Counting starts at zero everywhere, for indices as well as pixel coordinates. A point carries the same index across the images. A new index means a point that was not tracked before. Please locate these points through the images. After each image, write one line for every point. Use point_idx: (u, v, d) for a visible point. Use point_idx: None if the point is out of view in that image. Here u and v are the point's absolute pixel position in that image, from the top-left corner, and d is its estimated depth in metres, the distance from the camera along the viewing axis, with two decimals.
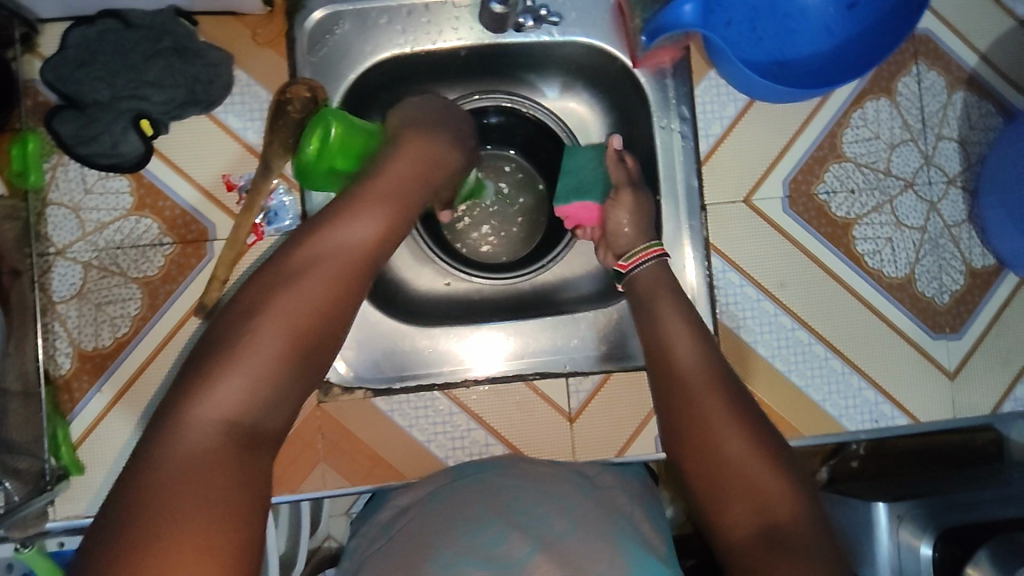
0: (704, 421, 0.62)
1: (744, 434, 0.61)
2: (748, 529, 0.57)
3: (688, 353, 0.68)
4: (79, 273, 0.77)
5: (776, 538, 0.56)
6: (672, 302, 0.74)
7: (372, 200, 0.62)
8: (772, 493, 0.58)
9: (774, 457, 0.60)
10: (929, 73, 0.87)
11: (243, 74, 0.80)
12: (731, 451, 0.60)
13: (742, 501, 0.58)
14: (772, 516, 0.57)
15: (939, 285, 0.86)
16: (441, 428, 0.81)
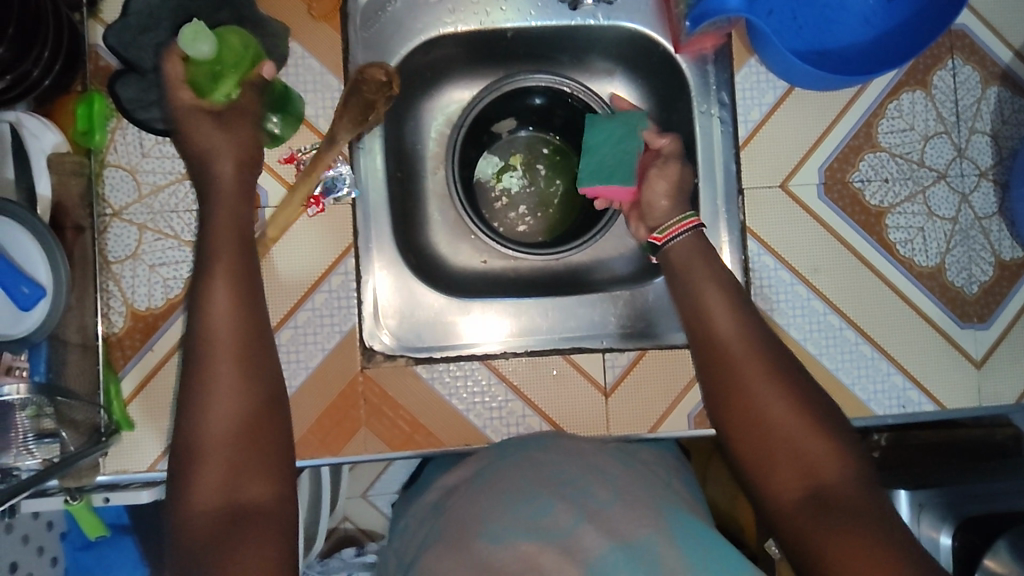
0: (744, 394, 0.65)
1: (787, 400, 0.64)
2: (795, 492, 0.60)
3: (726, 325, 0.70)
4: (135, 235, 0.79)
5: (825, 500, 0.59)
6: (705, 273, 0.74)
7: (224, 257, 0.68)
8: (819, 457, 0.61)
9: (818, 421, 0.63)
10: (964, 68, 0.89)
11: (297, 46, 0.82)
12: (775, 419, 0.63)
13: (789, 465, 0.61)
14: (821, 479, 0.60)
15: (968, 276, 0.88)
16: (480, 399, 0.83)
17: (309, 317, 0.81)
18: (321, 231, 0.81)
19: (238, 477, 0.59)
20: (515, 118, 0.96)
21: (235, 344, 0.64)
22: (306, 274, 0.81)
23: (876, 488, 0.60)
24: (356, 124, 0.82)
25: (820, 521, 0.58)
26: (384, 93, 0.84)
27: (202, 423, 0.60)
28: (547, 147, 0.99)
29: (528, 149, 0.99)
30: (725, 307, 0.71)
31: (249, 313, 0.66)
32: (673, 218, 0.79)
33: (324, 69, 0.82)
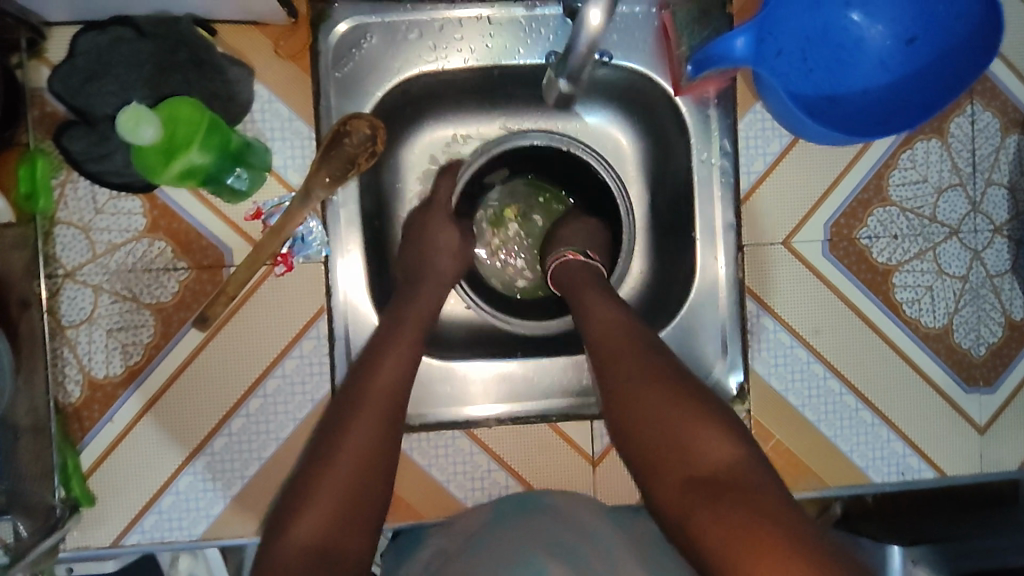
0: (631, 394, 0.63)
1: (670, 395, 0.62)
2: (683, 491, 0.57)
3: (607, 329, 0.68)
4: (90, 297, 0.74)
5: (714, 489, 0.56)
6: (591, 295, 0.73)
7: (375, 394, 0.64)
8: (709, 449, 0.58)
9: (704, 412, 0.61)
10: (984, 114, 0.83)
11: (264, 89, 0.74)
12: (658, 416, 0.61)
13: (676, 464, 0.59)
14: (711, 470, 0.57)
15: (976, 337, 0.84)
16: (462, 469, 0.79)
17: (280, 384, 0.76)
18: (292, 292, 0.76)
19: (339, 529, 0.57)
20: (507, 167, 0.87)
21: (392, 401, 0.65)
22: (276, 338, 0.76)
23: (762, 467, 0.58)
24: (336, 180, 0.75)
25: (713, 517, 0.54)
26: (369, 149, 0.76)
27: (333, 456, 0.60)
28: (539, 194, 0.90)
29: (522, 198, 0.90)
30: (605, 315, 0.70)
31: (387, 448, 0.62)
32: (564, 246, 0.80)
33: (292, 115, 0.75)
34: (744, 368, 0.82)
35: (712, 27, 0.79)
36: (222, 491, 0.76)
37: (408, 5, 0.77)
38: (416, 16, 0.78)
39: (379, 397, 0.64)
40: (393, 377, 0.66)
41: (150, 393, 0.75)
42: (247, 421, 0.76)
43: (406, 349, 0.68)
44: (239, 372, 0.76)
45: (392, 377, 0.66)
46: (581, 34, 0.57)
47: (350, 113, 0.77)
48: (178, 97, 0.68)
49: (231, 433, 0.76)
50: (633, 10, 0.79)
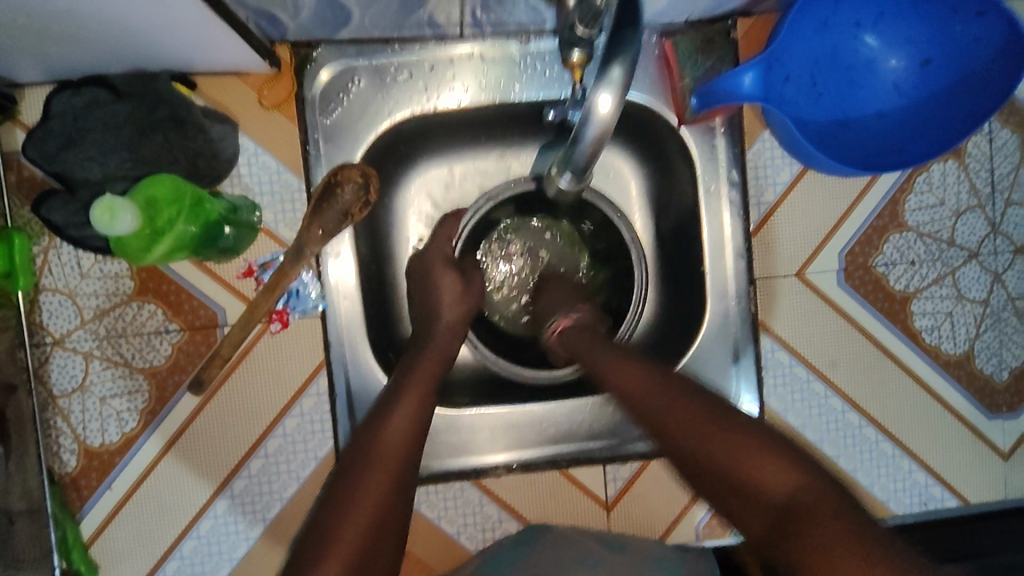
0: (686, 445, 0.57)
1: (727, 437, 0.56)
2: (767, 533, 0.52)
3: (631, 379, 0.63)
4: (81, 364, 0.71)
5: (795, 527, 0.50)
6: (605, 355, 0.66)
7: (386, 455, 0.57)
8: (780, 483, 0.52)
9: (760, 442, 0.55)
10: (1002, 131, 0.80)
11: (248, 141, 0.73)
12: (721, 465, 0.55)
13: (755, 508, 0.53)
14: (789, 504, 0.51)
15: (998, 362, 0.81)
16: (471, 520, 0.77)
17: (281, 444, 0.74)
18: (290, 349, 0.74)
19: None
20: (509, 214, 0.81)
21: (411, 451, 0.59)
22: (276, 397, 0.74)
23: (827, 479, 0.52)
24: (327, 235, 0.72)
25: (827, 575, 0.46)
26: (362, 199, 0.73)
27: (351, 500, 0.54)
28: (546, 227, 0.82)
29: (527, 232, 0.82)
30: (612, 360, 0.65)
31: (393, 520, 0.55)
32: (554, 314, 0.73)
33: (281, 166, 0.74)
34: (761, 404, 0.79)
35: (716, 56, 0.77)
36: (229, 555, 0.74)
37: (396, 46, 0.74)
38: (406, 57, 0.75)
39: (386, 464, 0.57)
40: (403, 436, 0.59)
41: (168, 434, 0.73)
42: (249, 482, 0.74)
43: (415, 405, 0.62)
44: (240, 430, 0.73)
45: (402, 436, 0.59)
46: (591, 125, 0.52)
47: (341, 161, 0.74)
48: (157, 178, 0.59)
49: (233, 495, 0.73)
50: None
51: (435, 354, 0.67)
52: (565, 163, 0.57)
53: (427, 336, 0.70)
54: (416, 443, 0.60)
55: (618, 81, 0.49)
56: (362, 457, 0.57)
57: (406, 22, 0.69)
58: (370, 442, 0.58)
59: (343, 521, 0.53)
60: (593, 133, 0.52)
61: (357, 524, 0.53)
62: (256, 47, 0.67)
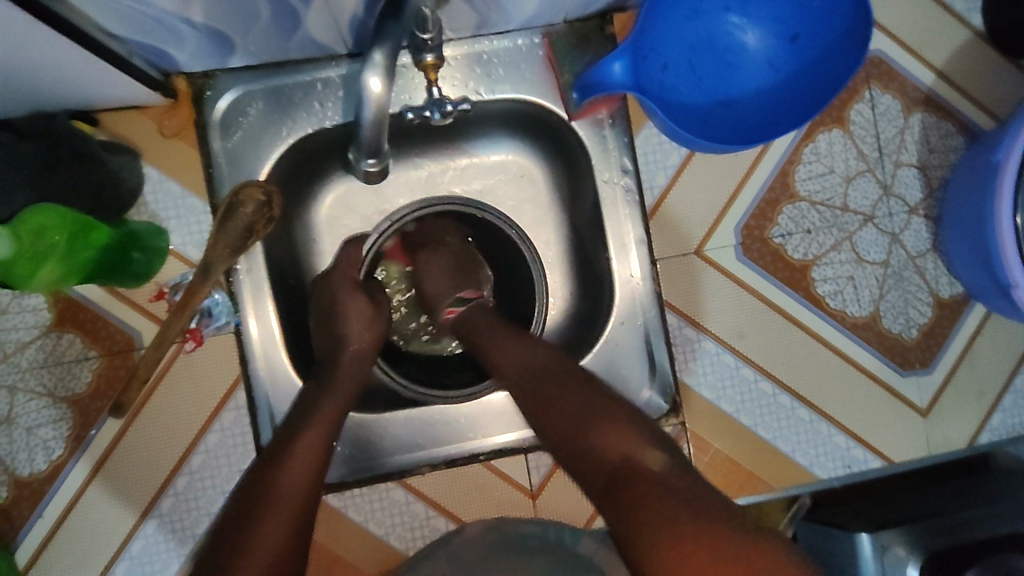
0: (540, 405, 0.63)
1: (575, 398, 0.62)
2: (598, 481, 0.58)
3: (505, 346, 0.70)
4: (5, 398, 0.74)
5: (629, 485, 0.55)
6: (486, 329, 0.74)
7: (285, 505, 0.57)
8: (619, 445, 0.58)
9: (606, 406, 0.61)
10: (883, 97, 0.83)
11: (153, 170, 0.77)
12: (567, 422, 0.61)
13: (590, 462, 0.59)
14: (622, 464, 0.57)
15: (906, 320, 0.83)
16: (399, 520, 0.79)
17: (204, 460, 0.76)
18: (208, 366, 0.77)
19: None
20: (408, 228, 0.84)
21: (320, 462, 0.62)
22: (197, 413, 0.76)
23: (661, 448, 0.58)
24: (234, 250, 0.75)
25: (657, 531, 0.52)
26: (265, 215, 0.76)
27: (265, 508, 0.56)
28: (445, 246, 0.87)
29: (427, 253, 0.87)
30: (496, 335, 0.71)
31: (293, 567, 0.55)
32: (444, 300, 0.81)
33: (184, 192, 0.77)
34: (673, 379, 0.81)
35: (594, 50, 0.80)
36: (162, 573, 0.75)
37: (289, 69, 0.77)
38: (300, 78, 0.77)
39: (284, 513, 0.57)
40: (304, 481, 0.59)
41: (95, 458, 0.75)
42: (176, 500, 0.76)
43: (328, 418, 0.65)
44: (165, 449, 0.76)
45: (300, 483, 0.59)
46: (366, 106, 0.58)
47: (243, 182, 0.76)
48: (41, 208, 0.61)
49: (162, 514, 0.75)
50: (517, 43, 0.79)
51: (345, 385, 0.69)
52: (358, 149, 0.64)
53: (336, 364, 0.71)
54: (317, 481, 0.60)
55: (382, 65, 0.55)
56: (257, 502, 0.57)
57: (289, 46, 0.72)
58: (267, 488, 0.58)
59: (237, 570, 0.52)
60: (370, 112, 0.58)
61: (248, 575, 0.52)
62: (147, 81, 0.70)
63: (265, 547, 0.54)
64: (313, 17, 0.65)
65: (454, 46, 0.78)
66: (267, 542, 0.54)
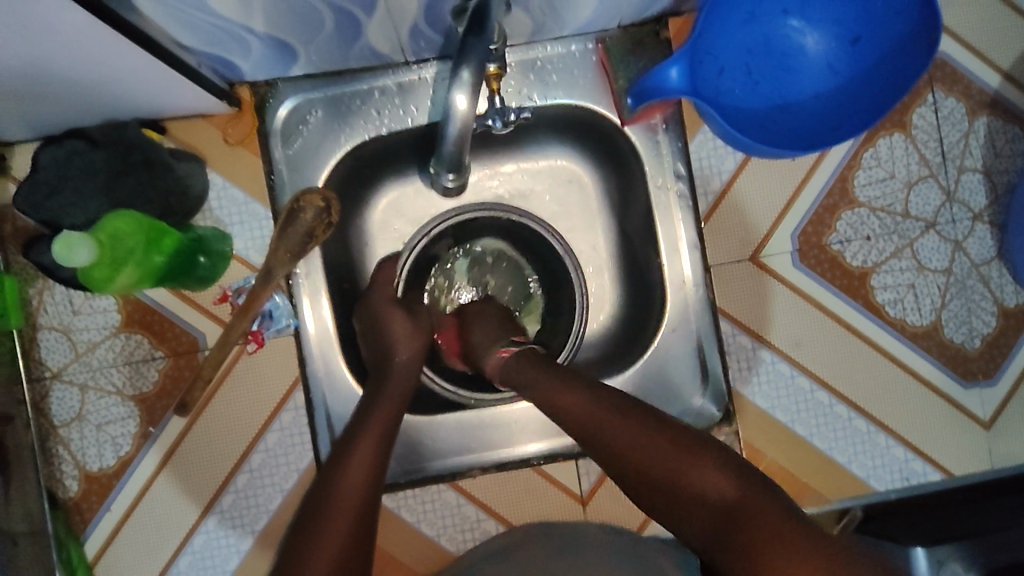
0: (627, 460, 0.58)
1: (667, 448, 0.57)
2: (711, 535, 0.53)
3: (568, 396, 0.63)
4: (77, 396, 0.77)
5: (742, 531, 0.50)
6: (543, 374, 0.66)
7: (347, 501, 0.58)
8: (717, 488, 0.53)
9: (701, 452, 0.56)
10: (947, 100, 0.81)
11: (218, 176, 0.78)
12: (661, 473, 0.56)
13: (693, 512, 0.54)
14: (727, 506, 0.52)
15: (969, 330, 0.81)
16: (451, 521, 0.80)
17: (264, 459, 0.78)
18: (267, 368, 0.79)
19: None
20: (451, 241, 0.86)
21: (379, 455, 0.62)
22: (256, 413, 0.78)
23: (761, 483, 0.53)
24: (296, 256, 0.76)
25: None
26: (324, 221, 0.77)
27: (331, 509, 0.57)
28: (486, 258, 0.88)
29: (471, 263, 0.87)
30: (550, 380, 0.65)
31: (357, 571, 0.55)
32: (492, 344, 0.74)
33: (247, 199, 0.79)
34: (727, 388, 0.80)
35: (647, 55, 0.80)
36: (222, 568, 0.78)
37: (347, 76, 0.78)
38: (357, 85, 0.79)
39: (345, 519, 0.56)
40: (363, 484, 0.59)
41: (160, 455, 0.77)
42: (236, 497, 0.78)
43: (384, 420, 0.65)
44: (227, 446, 0.78)
45: (361, 482, 0.59)
46: (453, 122, 0.60)
47: (303, 188, 0.78)
48: (115, 215, 0.64)
49: (223, 510, 0.78)
50: (571, 48, 0.80)
51: (397, 390, 0.70)
52: (440, 163, 0.67)
53: (386, 373, 0.72)
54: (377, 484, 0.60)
55: (469, 83, 0.56)
56: (320, 507, 0.57)
57: (349, 55, 0.74)
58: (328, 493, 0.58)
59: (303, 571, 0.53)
60: (456, 127, 0.60)
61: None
62: (212, 90, 0.73)
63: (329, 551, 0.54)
64: (375, 28, 0.67)
65: (509, 52, 0.79)
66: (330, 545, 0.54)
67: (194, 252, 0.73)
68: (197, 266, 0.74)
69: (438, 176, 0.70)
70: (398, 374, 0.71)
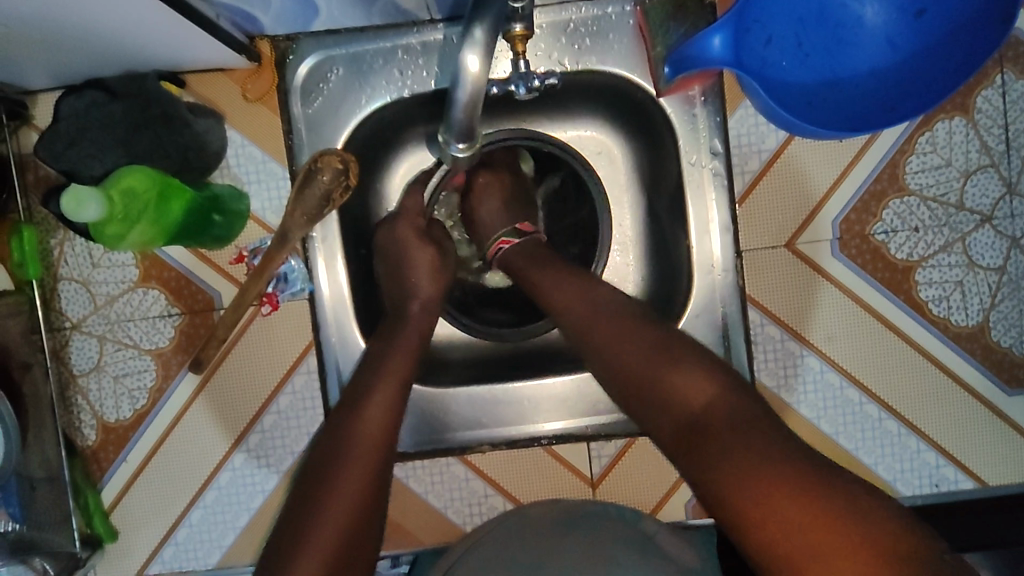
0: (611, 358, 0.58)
1: (645, 345, 0.57)
2: (675, 438, 0.53)
3: (563, 297, 0.64)
4: (96, 347, 0.78)
5: (706, 433, 0.50)
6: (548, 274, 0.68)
7: (361, 456, 0.56)
8: (691, 392, 0.53)
9: (685, 356, 0.55)
10: (1017, 83, 0.74)
11: (236, 134, 0.77)
12: (639, 372, 0.56)
13: (663, 411, 0.54)
14: (701, 413, 0.52)
15: (1018, 333, 0.75)
16: (458, 495, 0.79)
17: (276, 420, 0.78)
18: (281, 331, 0.78)
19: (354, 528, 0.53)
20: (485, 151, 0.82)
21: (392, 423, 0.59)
22: (269, 375, 0.78)
23: (739, 391, 0.53)
24: (312, 217, 0.75)
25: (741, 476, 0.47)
26: (342, 184, 0.75)
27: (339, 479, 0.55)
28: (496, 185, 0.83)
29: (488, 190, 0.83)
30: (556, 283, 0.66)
31: (367, 532, 0.55)
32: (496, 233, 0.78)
33: (266, 156, 0.77)
34: (750, 380, 0.77)
35: (689, 21, 0.75)
36: (233, 523, 0.79)
37: (370, 34, 0.75)
38: (381, 44, 0.76)
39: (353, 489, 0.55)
40: (374, 443, 0.57)
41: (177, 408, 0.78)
42: (248, 455, 0.79)
43: (398, 392, 0.61)
44: (239, 406, 0.78)
45: (375, 436, 0.58)
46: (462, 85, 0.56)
47: (322, 149, 0.76)
48: (128, 171, 0.64)
49: (235, 466, 0.79)
50: (607, 11, 0.75)
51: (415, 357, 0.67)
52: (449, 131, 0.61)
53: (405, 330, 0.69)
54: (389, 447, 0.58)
55: (482, 42, 0.52)
56: (332, 465, 0.56)
57: (372, 11, 0.70)
58: (340, 451, 0.57)
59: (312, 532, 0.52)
60: (467, 90, 0.55)
61: (319, 555, 0.51)
62: (231, 44, 0.70)
63: (338, 511, 0.53)
64: None
65: (541, 13, 0.75)
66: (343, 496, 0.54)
67: (213, 214, 0.73)
68: (216, 227, 0.73)
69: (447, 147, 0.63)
70: (409, 334, 0.68)
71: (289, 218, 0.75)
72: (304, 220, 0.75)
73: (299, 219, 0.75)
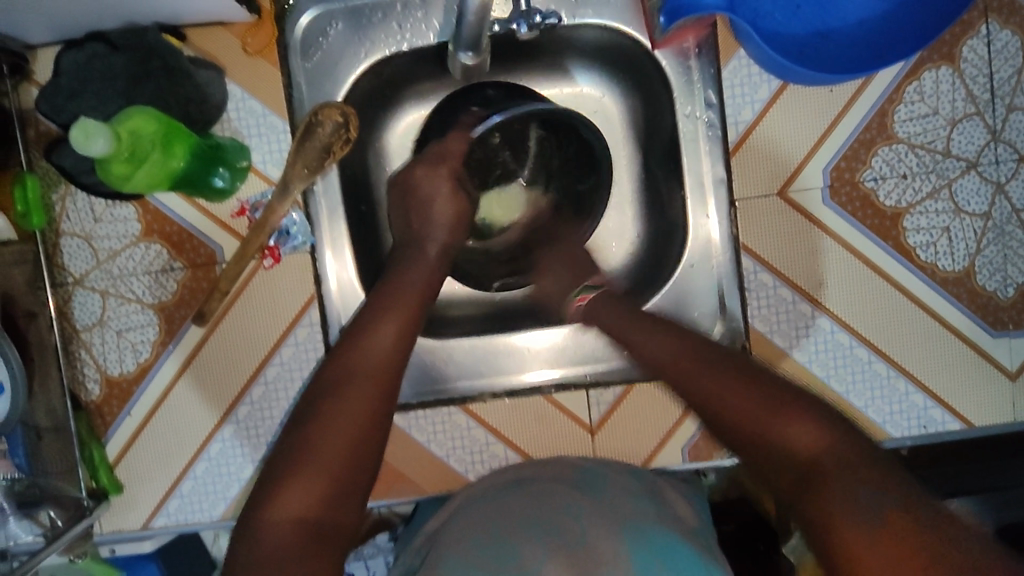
0: (717, 404, 0.60)
1: (738, 384, 0.60)
2: (793, 489, 0.53)
3: (659, 340, 0.69)
4: (99, 301, 0.78)
5: (818, 480, 0.51)
6: (627, 321, 0.72)
7: (370, 379, 0.59)
8: (800, 437, 0.54)
9: (783, 401, 0.57)
10: (1002, 33, 0.76)
11: (236, 88, 0.76)
12: (747, 423, 0.57)
13: (779, 462, 0.54)
14: (809, 457, 0.52)
15: (1002, 278, 0.78)
16: (460, 443, 0.81)
17: (279, 372, 0.79)
18: (283, 284, 0.79)
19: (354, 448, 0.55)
20: (481, 106, 0.80)
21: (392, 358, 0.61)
22: (271, 327, 0.79)
23: (866, 450, 0.52)
24: (313, 169, 0.77)
25: (846, 523, 0.47)
26: (342, 136, 0.78)
27: (338, 404, 0.57)
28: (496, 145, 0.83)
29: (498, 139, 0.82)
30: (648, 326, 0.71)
31: (368, 452, 0.57)
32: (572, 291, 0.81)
33: (266, 109, 0.77)
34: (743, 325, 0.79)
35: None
36: (237, 475, 0.80)
37: None
38: None
39: (345, 426, 0.56)
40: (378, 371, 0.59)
41: (183, 358, 0.79)
42: (252, 408, 0.79)
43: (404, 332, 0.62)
44: (243, 359, 0.79)
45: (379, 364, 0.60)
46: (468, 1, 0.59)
47: (323, 102, 0.78)
48: (135, 112, 0.66)
49: (238, 420, 0.80)
50: None
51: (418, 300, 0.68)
52: (458, 43, 0.67)
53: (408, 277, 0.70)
54: (393, 372, 0.60)
55: None
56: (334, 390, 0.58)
57: None
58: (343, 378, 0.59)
59: (313, 446, 0.55)
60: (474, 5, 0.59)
61: (317, 465, 0.54)
62: None
63: (341, 431, 0.56)
64: None
65: None
66: (345, 418, 0.56)
67: (213, 164, 0.74)
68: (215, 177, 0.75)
69: (454, 55, 0.69)
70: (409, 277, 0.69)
71: (290, 169, 0.77)
72: (307, 168, 0.77)
73: (298, 169, 0.77)
